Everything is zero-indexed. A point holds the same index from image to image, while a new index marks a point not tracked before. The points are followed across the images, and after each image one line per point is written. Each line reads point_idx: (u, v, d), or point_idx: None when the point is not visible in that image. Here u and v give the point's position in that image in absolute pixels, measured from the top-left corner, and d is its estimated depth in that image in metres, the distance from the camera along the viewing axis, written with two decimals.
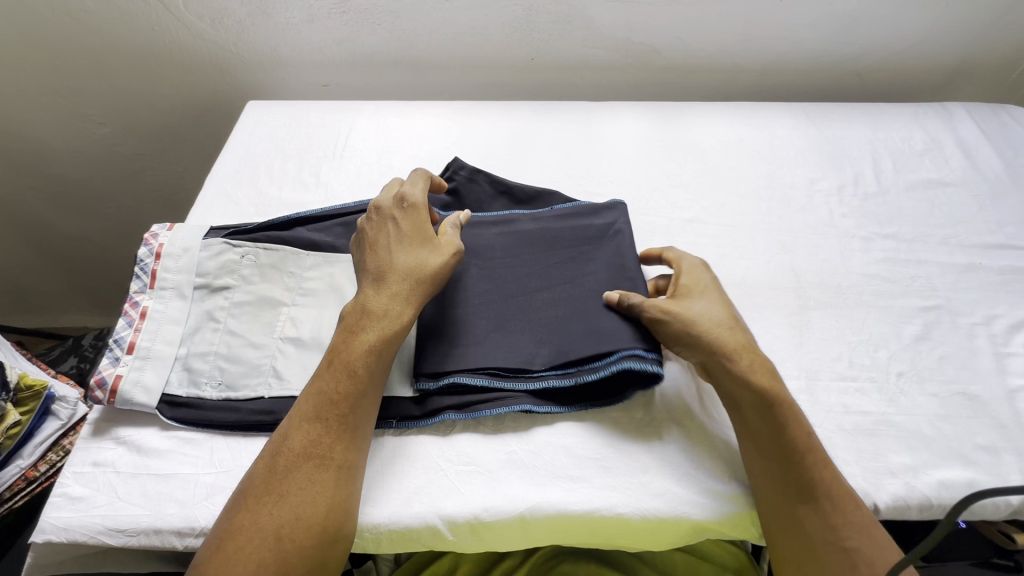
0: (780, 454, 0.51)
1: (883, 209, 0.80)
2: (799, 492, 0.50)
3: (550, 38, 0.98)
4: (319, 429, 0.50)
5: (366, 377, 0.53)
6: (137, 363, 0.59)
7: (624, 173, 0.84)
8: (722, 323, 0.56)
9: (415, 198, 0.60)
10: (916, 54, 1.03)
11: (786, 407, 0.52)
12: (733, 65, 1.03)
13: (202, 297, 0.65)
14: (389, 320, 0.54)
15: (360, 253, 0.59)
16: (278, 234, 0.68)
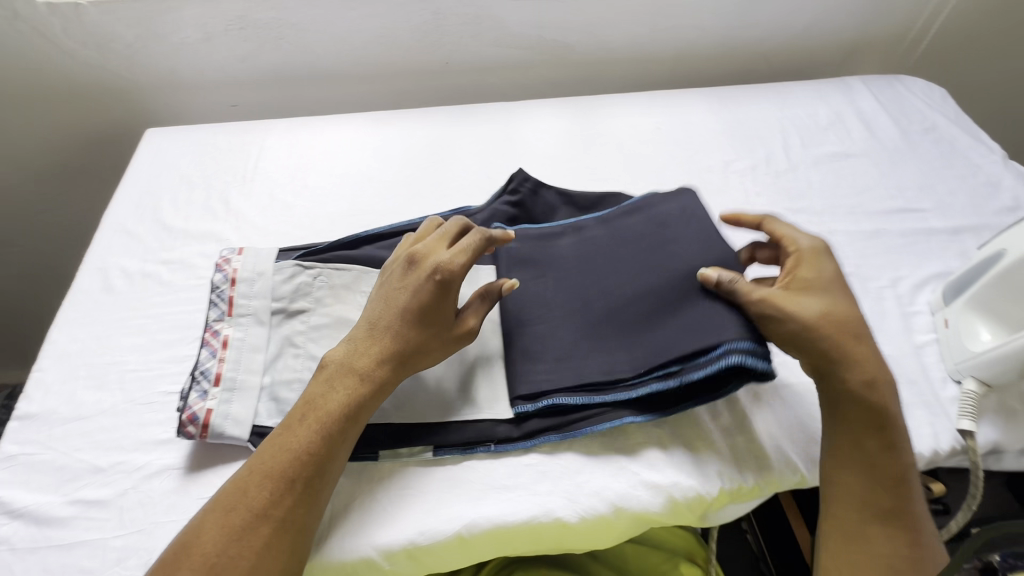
0: (876, 475, 0.51)
1: (802, 185, 0.84)
2: (881, 510, 0.50)
3: (461, 43, 0.97)
4: (276, 493, 0.47)
5: (338, 439, 0.50)
6: (225, 395, 0.56)
7: (545, 171, 0.83)
8: (842, 324, 0.54)
9: (454, 268, 0.55)
10: (815, 35, 1.08)
11: (894, 431, 0.52)
12: (648, 55, 1.04)
13: (278, 322, 0.62)
14: (367, 379, 0.53)
15: (375, 306, 0.56)
16: (348, 254, 0.68)
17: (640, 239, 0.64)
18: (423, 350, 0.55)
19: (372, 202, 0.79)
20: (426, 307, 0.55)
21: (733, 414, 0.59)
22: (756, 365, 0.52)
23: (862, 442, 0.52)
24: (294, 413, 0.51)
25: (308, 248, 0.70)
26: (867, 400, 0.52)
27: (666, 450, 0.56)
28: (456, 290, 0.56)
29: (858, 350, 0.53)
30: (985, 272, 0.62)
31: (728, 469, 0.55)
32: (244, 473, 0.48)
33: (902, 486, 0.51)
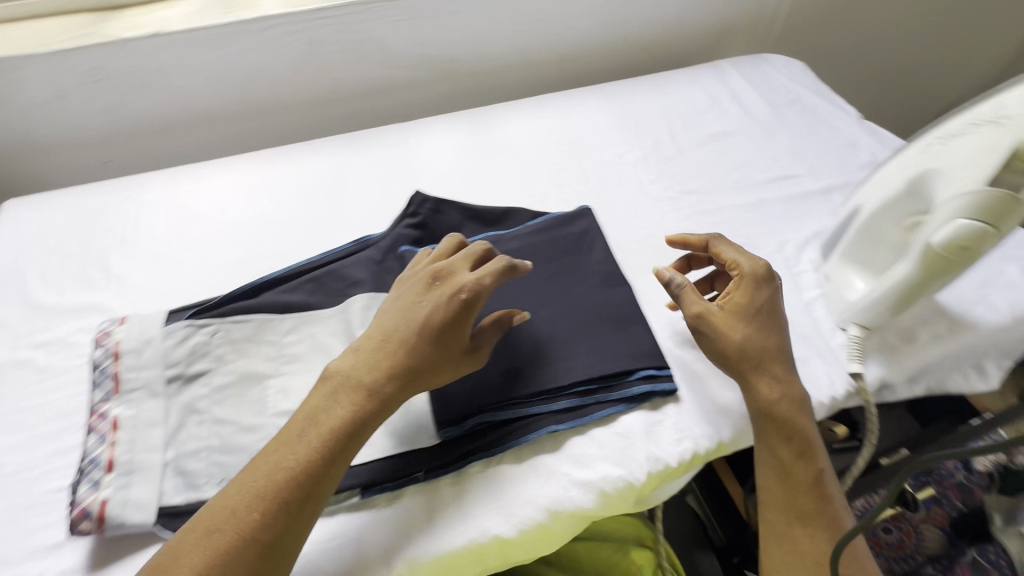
0: (794, 480, 0.55)
1: (690, 166, 0.88)
2: (801, 510, 0.54)
3: (344, 68, 0.95)
4: (270, 511, 0.46)
5: (337, 456, 0.49)
6: (122, 480, 0.52)
7: (446, 186, 0.82)
8: (763, 344, 0.58)
9: (476, 288, 0.55)
10: (685, 24, 1.15)
11: (804, 437, 0.56)
12: (534, 61, 1.07)
13: (176, 390, 0.58)
14: (373, 396, 0.51)
15: (392, 318, 0.56)
16: (246, 304, 0.64)
17: (546, 263, 0.71)
18: (437, 368, 0.54)
19: (268, 244, 0.75)
20: (447, 324, 0.54)
21: (653, 401, 0.60)
22: (662, 388, 0.60)
23: (777, 450, 0.56)
24: (295, 426, 0.50)
25: (202, 303, 0.66)
26: (778, 414, 0.56)
27: (593, 446, 0.57)
28: (478, 308, 0.55)
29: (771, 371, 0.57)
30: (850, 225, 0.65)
31: (655, 453, 0.57)
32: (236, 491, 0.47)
33: (820, 487, 0.55)
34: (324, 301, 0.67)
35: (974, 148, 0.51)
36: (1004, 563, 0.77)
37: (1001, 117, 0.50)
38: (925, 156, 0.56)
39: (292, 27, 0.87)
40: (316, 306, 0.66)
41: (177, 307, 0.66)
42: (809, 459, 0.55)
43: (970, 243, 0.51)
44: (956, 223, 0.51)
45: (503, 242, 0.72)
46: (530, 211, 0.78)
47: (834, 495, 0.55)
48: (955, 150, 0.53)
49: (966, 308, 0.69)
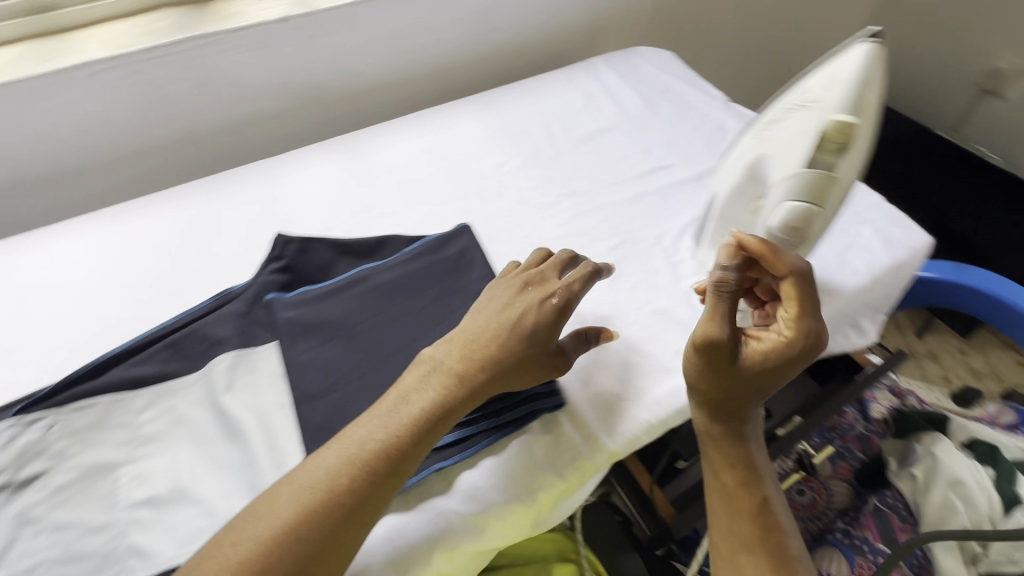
0: (739, 507, 0.55)
1: (569, 168, 0.88)
2: (749, 537, 0.54)
3: (196, 106, 0.88)
4: (360, 477, 0.48)
5: (426, 435, 0.51)
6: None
7: (318, 221, 0.78)
8: (748, 385, 0.54)
9: (566, 292, 0.60)
10: (557, 25, 1.15)
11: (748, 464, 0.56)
12: (408, 76, 1.04)
13: (6, 500, 0.52)
14: (464, 382, 0.54)
15: (480, 318, 0.59)
16: (87, 387, 0.58)
17: (425, 290, 0.68)
18: (529, 366, 0.57)
19: (119, 311, 0.68)
20: (541, 326, 0.58)
21: (541, 418, 0.59)
22: (545, 404, 0.59)
23: (722, 476, 0.56)
24: (387, 403, 0.52)
25: (34, 393, 0.59)
26: (720, 440, 0.57)
27: (484, 477, 0.55)
28: (566, 312, 0.60)
29: (735, 404, 0.56)
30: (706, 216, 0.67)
31: (546, 473, 0.56)
32: (328, 453, 0.49)
33: (764, 513, 0.55)
34: (184, 367, 0.61)
35: (790, 132, 0.55)
36: (901, 505, 0.82)
37: (808, 103, 0.54)
38: (755, 144, 0.60)
39: (127, 69, 0.80)
40: (174, 375, 0.61)
41: (8, 402, 0.59)
42: (751, 484, 0.56)
43: (802, 223, 0.54)
44: (787, 204, 0.54)
45: (379, 274, 0.69)
46: (407, 236, 0.75)
47: (778, 524, 0.55)
48: (777, 136, 0.57)
49: (832, 276, 0.73)
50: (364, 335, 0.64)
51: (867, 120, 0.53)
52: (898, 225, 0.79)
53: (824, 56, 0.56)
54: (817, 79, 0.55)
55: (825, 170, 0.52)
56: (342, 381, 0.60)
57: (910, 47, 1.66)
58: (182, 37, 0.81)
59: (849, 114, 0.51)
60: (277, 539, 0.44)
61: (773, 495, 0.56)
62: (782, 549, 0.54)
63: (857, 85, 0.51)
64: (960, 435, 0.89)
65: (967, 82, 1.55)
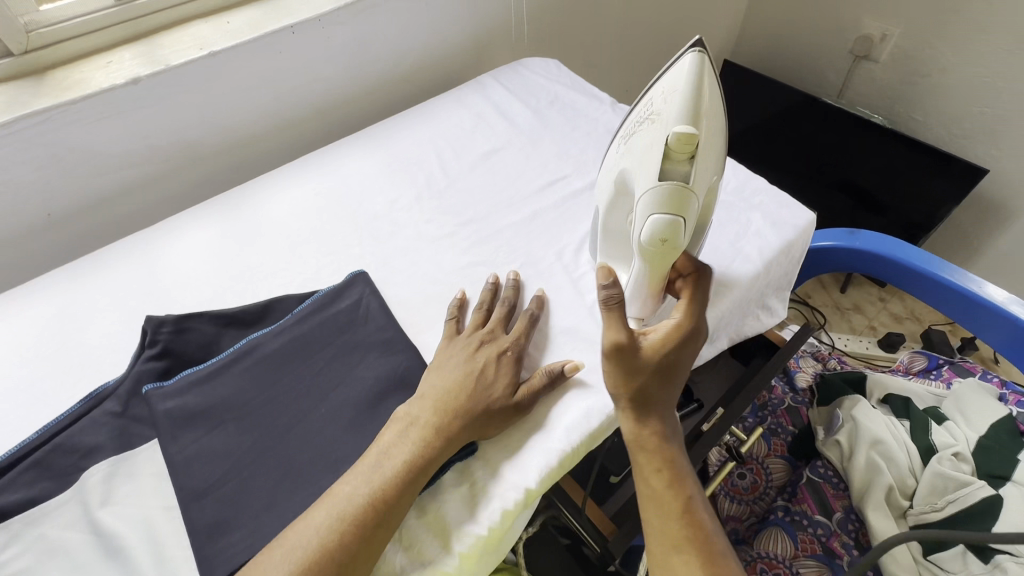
0: (666, 506, 0.52)
1: (463, 194, 0.87)
2: (680, 537, 0.51)
3: (50, 187, 0.81)
4: (350, 532, 0.48)
5: (411, 488, 0.52)
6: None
7: (201, 293, 0.73)
8: (655, 372, 0.56)
9: (516, 344, 0.63)
10: (439, 47, 1.14)
11: (674, 464, 0.55)
12: (289, 120, 1.00)
13: None
14: (441, 433, 0.55)
15: (444, 377, 0.59)
16: None
17: (320, 350, 0.65)
18: (499, 415, 0.57)
19: None
20: (503, 375, 0.60)
21: (453, 468, 0.56)
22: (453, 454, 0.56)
23: (650, 480, 0.54)
24: (371, 458, 0.53)
25: None
26: (646, 442, 0.55)
27: (398, 548, 0.52)
28: (521, 362, 0.63)
29: (651, 395, 0.56)
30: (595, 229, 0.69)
31: (463, 528, 0.53)
32: (320, 510, 0.49)
33: (693, 512, 0.53)
34: (53, 488, 0.55)
35: (643, 145, 0.57)
36: (831, 473, 0.84)
37: (653, 115, 0.56)
38: (620, 156, 0.62)
39: None
40: (41, 499, 0.54)
41: None
42: (678, 483, 0.54)
43: (670, 235, 0.55)
44: (651, 219, 0.55)
45: (268, 343, 0.65)
46: (297, 294, 0.71)
47: (706, 522, 0.53)
48: (634, 149, 0.59)
49: (727, 267, 0.75)
50: (255, 411, 0.60)
51: (707, 126, 0.54)
52: (783, 206, 0.81)
53: (665, 65, 0.57)
54: (658, 90, 0.57)
55: (678, 180, 0.54)
56: (234, 468, 0.55)
57: (788, 25, 1.75)
58: (14, 116, 0.74)
59: (688, 124, 0.52)
60: None
61: (700, 495, 0.54)
62: (712, 551, 0.51)
63: (691, 93, 0.53)
64: (877, 392, 0.93)
65: (843, 51, 1.64)
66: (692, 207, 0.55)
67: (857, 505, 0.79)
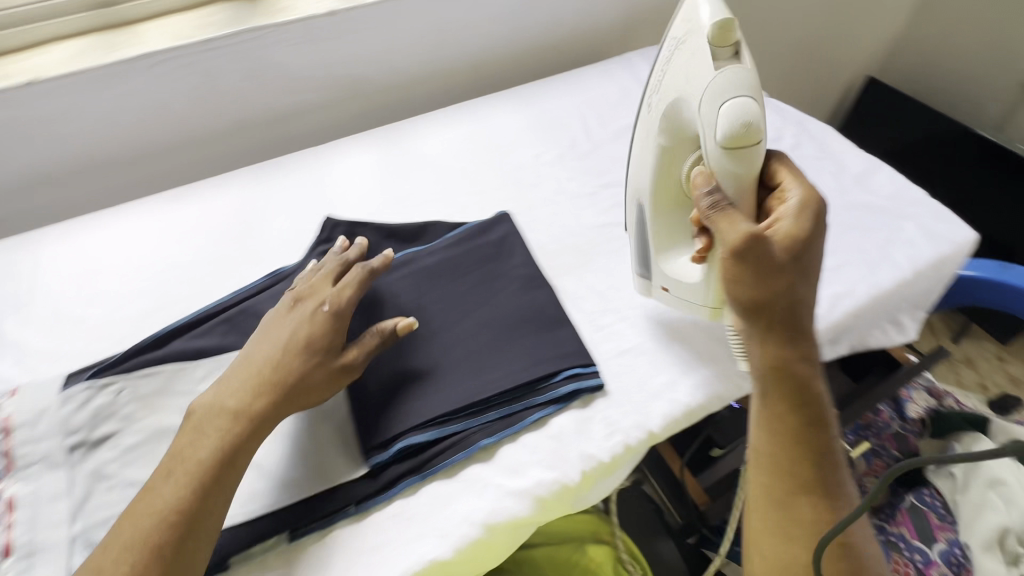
0: (798, 448, 0.51)
1: (606, 160, 0.90)
2: (806, 475, 0.50)
3: (247, 97, 0.92)
4: (152, 551, 0.45)
5: (213, 488, 0.48)
6: (21, 565, 0.48)
7: (364, 207, 0.81)
8: (794, 289, 0.52)
9: (338, 300, 0.59)
10: (592, 22, 1.17)
11: (812, 404, 0.51)
12: (445, 71, 1.06)
13: (80, 458, 0.54)
14: (239, 418, 0.51)
15: (258, 346, 0.56)
16: (149, 358, 0.61)
17: (470, 271, 0.70)
18: (307, 385, 0.54)
19: (177, 288, 0.72)
20: (315, 336, 0.56)
21: (581, 397, 0.60)
22: (588, 383, 0.60)
23: (783, 418, 0.51)
24: (159, 471, 0.49)
25: (105, 360, 0.62)
26: (784, 377, 0.51)
27: (525, 452, 0.57)
28: (341, 322, 0.58)
29: (785, 322, 0.52)
30: (641, 223, 0.66)
31: (590, 453, 0.57)
32: (114, 543, 0.46)
33: (824, 451, 0.51)
34: (240, 340, 0.64)
35: (677, 66, 0.58)
36: (939, 504, 0.81)
37: (682, 41, 0.58)
38: (653, 116, 0.61)
39: (185, 60, 0.84)
40: (232, 347, 0.63)
41: (80, 367, 0.62)
42: (813, 424, 0.51)
43: (748, 115, 0.53)
44: (722, 113, 0.53)
45: (422, 256, 0.71)
46: (449, 222, 0.77)
47: (836, 462, 0.51)
48: (674, 80, 0.59)
49: (872, 268, 0.74)
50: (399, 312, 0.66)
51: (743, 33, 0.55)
52: (942, 220, 0.78)
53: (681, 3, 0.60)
54: (676, 22, 0.59)
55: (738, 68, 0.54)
56: (390, 353, 0.62)
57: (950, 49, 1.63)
58: (238, 30, 0.85)
59: (727, 18, 0.54)
60: None
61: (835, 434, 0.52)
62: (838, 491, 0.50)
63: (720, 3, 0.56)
64: (1001, 436, 0.87)
65: (1009, 82, 1.52)
66: (759, 85, 0.54)
67: (964, 541, 0.77)
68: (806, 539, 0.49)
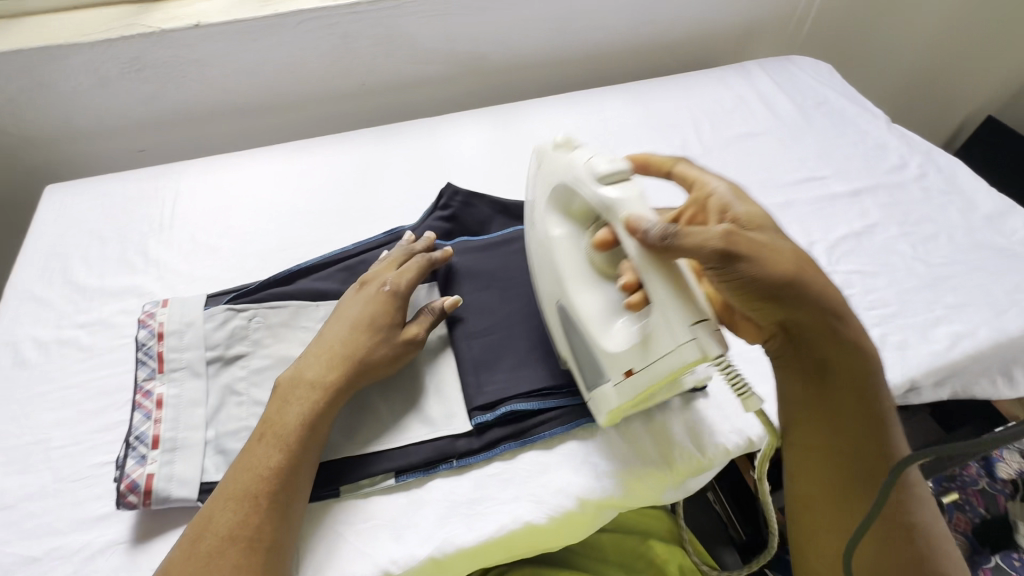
0: (862, 450, 0.48)
1: (717, 165, 0.89)
2: (868, 468, 0.48)
3: (375, 61, 0.96)
4: (249, 509, 0.47)
5: (302, 453, 0.51)
6: (165, 457, 0.53)
7: (476, 181, 0.84)
8: (803, 271, 0.49)
9: (397, 282, 0.62)
10: (713, 25, 1.15)
11: (866, 402, 0.49)
12: (560, 57, 1.07)
13: (216, 371, 0.59)
14: (323, 389, 0.54)
15: (329, 325, 0.59)
16: (277, 293, 0.65)
17: None
18: (373, 356, 0.56)
19: (302, 232, 0.77)
20: (380, 313, 0.59)
21: (683, 394, 0.61)
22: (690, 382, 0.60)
23: (833, 425, 0.49)
24: (252, 436, 0.52)
25: (240, 288, 0.67)
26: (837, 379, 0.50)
27: (622, 436, 0.58)
28: (402, 303, 0.61)
29: (807, 309, 0.49)
30: (581, 334, 0.54)
31: (685, 447, 0.57)
32: (216, 500, 0.48)
33: (878, 433, 0.48)
34: None
35: (546, 174, 0.59)
36: None
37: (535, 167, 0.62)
38: (542, 219, 0.59)
39: (329, 20, 0.88)
40: None
41: (217, 291, 0.67)
42: (868, 420, 0.49)
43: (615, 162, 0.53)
44: (594, 169, 0.52)
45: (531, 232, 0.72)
46: None
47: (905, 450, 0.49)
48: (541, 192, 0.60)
49: (995, 314, 0.71)
50: (509, 284, 0.67)
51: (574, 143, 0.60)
52: None
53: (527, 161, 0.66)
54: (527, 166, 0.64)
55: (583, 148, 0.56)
56: (498, 323, 0.64)
57: None
58: None
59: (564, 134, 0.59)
60: None
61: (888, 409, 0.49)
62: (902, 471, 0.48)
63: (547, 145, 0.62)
64: None
65: None
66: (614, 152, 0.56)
67: None
68: (875, 537, 0.48)
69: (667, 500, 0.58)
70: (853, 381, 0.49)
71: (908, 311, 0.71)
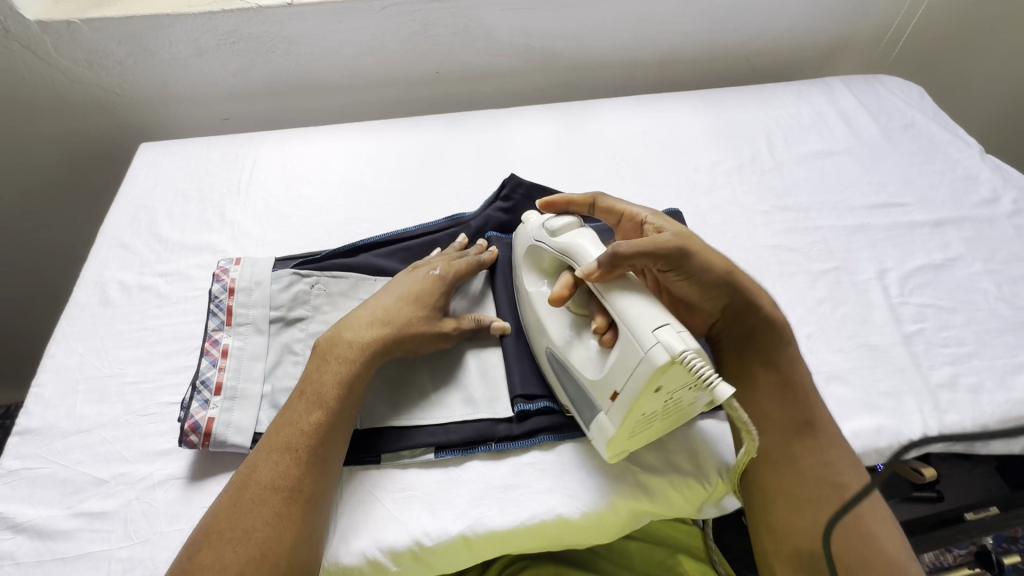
0: (792, 414, 0.54)
1: (788, 180, 0.86)
2: (792, 430, 0.54)
3: (451, 50, 0.98)
4: (290, 459, 0.48)
5: (339, 411, 0.52)
6: (226, 404, 0.56)
7: (538, 174, 0.84)
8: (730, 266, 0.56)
9: (444, 270, 0.63)
10: (796, 38, 1.10)
11: (793, 382, 0.56)
12: (633, 59, 1.06)
13: (277, 330, 0.62)
14: (361, 352, 0.55)
15: (374, 296, 0.60)
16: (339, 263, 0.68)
17: None
18: (414, 332, 0.57)
19: (367, 209, 0.79)
20: (424, 293, 0.60)
21: None
22: None
23: (770, 403, 0.55)
24: (293, 394, 0.53)
25: (306, 255, 0.70)
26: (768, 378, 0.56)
27: (664, 443, 0.57)
28: (447, 292, 0.62)
29: (740, 295, 0.56)
30: (572, 373, 0.54)
31: (726, 463, 0.56)
32: (259, 451, 0.49)
33: (796, 397, 0.55)
34: None
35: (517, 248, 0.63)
36: None
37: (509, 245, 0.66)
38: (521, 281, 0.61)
39: (412, 8, 0.90)
40: None
41: (285, 256, 0.71)
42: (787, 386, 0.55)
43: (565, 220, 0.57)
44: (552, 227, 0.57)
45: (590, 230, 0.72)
46: None
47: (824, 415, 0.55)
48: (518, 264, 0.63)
49: None
50: None
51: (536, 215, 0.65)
52: None
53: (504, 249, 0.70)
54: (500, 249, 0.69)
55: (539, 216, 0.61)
56: None
57: None
58: None
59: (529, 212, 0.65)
60: (228, 529, 0.45)
61: (800, 375, 0.56)
62: (821, 425, 0.54)
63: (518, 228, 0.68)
64: None
65: None
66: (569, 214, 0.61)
67: None
68: (829, 501, 0.51)
69: (703, 515, 0.57)
70: (769, 362, 0.57)
71: (987, 352, 0.66)
